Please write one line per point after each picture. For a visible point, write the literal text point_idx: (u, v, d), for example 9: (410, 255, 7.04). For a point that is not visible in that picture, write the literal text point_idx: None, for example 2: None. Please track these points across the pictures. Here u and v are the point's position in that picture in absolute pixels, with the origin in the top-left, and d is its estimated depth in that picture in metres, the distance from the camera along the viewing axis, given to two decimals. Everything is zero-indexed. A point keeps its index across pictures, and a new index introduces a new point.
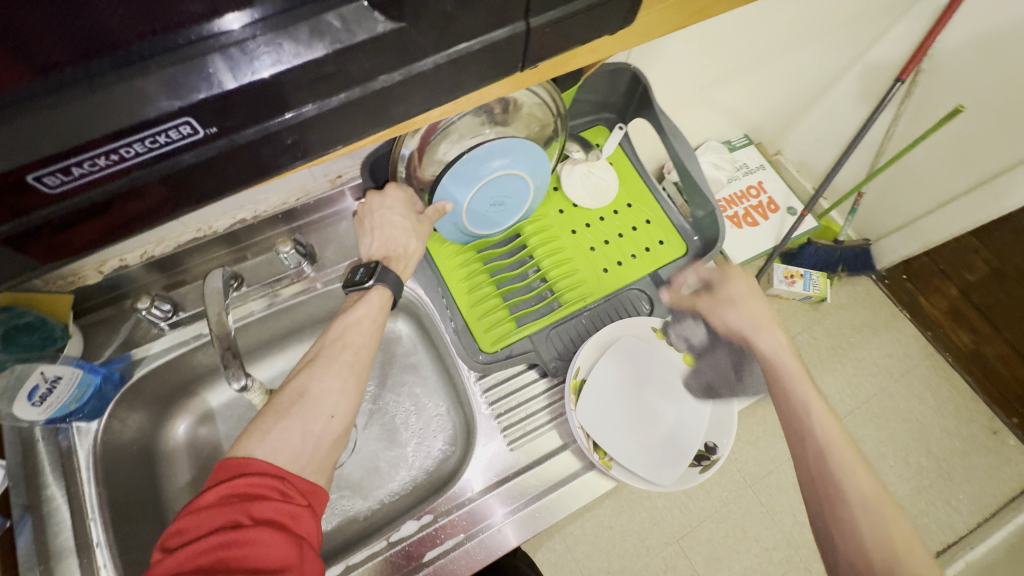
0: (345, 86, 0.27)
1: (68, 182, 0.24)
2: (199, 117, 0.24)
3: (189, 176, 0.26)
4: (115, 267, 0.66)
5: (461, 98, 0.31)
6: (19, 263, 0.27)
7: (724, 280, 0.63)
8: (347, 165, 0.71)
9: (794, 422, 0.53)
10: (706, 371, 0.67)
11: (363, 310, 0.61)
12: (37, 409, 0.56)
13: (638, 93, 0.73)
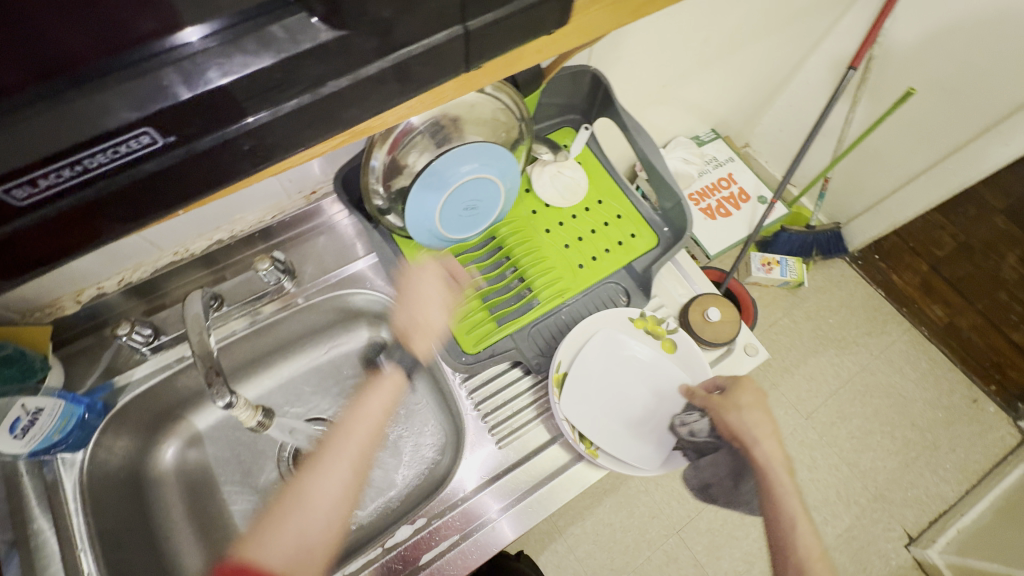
0: (296, 92, 0.28)
1: (37, 194, 0.25)
2: (160, 127, 0.25)
3: (152, 185, 0.27)
4: (93, 295, 0.66)
5: (414, 100, 0.33)
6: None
7: (740, 391, 0.66)
8: (320, 180, 0.73)
9: (779, 520, 0.62)
10: (705, 472, 0.66)
11: (378, 399, 0.67)
12: (19, 443, 0.55)
13: (600, 93, 0.76)
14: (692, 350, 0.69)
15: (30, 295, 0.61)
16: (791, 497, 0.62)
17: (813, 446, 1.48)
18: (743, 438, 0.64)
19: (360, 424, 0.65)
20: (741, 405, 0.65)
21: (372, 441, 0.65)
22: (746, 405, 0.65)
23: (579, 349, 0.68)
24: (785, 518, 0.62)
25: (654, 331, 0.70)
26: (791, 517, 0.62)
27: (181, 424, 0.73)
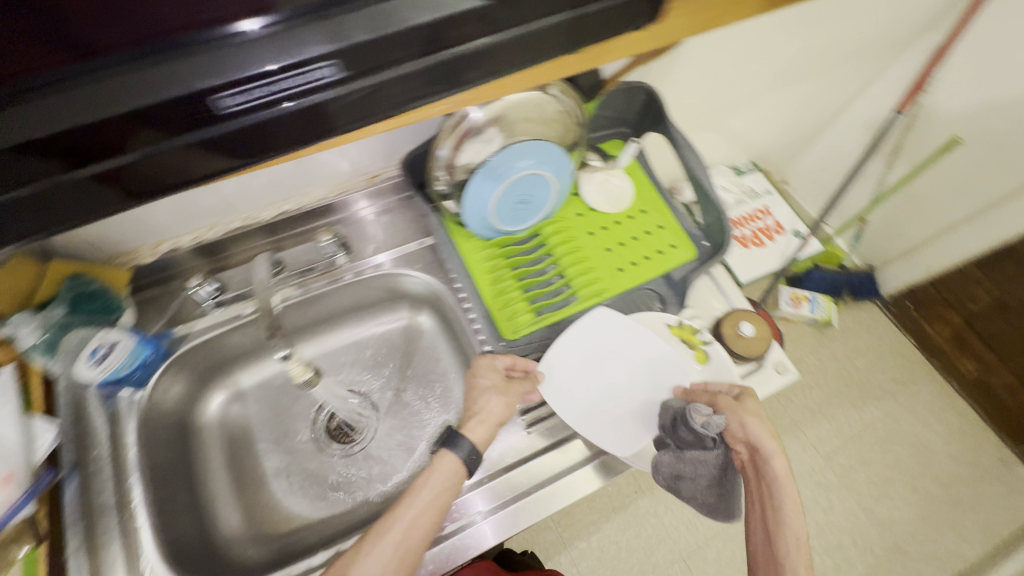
0: (435, 50, 0.37)
1: (249, 101, 0.35)
2: (337, 64, 0.35)
3: (319, 105, 0.37)
4: (169, 249, 0.72)
5: (518, 73, 0.42)
6: (189, 167, 0.38)
7: (750, 402, 0.64)
8: (383, 164, 0.78)
9: (785, 540, 0.55)
10: (682, 466, 0.59)
11: (432, 480, 0.59)
12: (94, 370, 0.60)
13: (652, 111, 0.80)
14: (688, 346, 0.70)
15: (118, 240, 0.67)
16: (792, 515, 0.56)
17: (830, 488, 1.45)
18: (749, 442, 0.60)
19: (404, 503, 0.57)
20: (754, 412, 0.61)
21: (428, 521, 0.57)
22: (761, 416, 0.61)
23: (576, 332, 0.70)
24: (780, 537, 0.55)
25: (690, 341, 0.71)
26: (799, 540, 0.54)
27: (227, 378, 0.78)
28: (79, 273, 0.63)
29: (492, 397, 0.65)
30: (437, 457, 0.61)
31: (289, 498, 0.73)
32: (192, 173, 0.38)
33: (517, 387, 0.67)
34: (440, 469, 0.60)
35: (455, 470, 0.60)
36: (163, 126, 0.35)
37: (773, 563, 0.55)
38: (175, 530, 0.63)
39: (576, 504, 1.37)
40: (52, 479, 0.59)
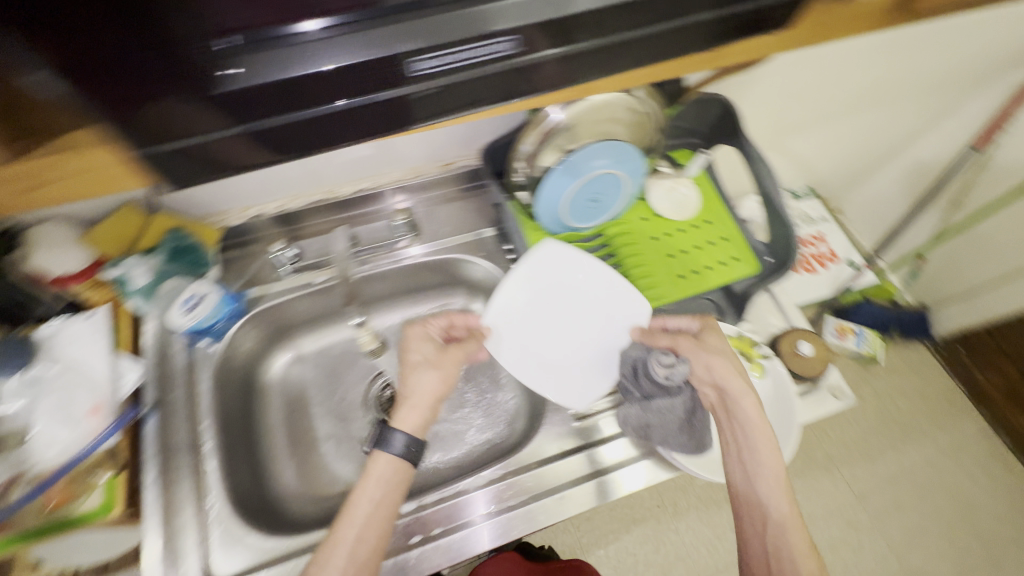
0: (596, 36, 0.40)
1: (434, 67, 0.38)
2: (516, 39, 0.38)
3: (489, 77, 0.40)
4: (254, 214, 0.77)
5: (664, 64, 0.44)
6: (365, 125, 0.41)
7: (710, 338, 0.67)
8: (458, 153, 0.81)
9: (760, 476, 0.59)
10: (650, 414, 0.64)
11: (371, 487, 0.58)
12: (184, 317, 0.65)
13: (727, 124, 0.79)
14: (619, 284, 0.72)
15: (213, 201, 0.72)
16: (767, 446, 0.60)
17: (862, 529, 1.39)
18: (719, 384, 0.63)
19: (349, 515, 0.56)
20: (717, 350, 0.65)
21: (379, 525, 0.56)
22: (725, 351, 0.65)
23: (514, 293, 0.73)
24: (756, 474, 0.60)
25: (747, 353, 0.70)
26: (775, 474, 0.59)
27: (290, 342, 0.81)
28: (178, 227, 0.68)
29: (422, 377, 0.64)
30: (373, 461, 0.60)
31: (336, 463, 0.76)
32: (365, 130, 0.41)
33: (452, 357, 0.67)
34: (379, 473, 0.59)
35: (396, 469, 0.59)
36: (330, 89, 0.37)
37: (751, 498, 0.60)
38: (239, 476, 0.67)
39: (596, 511, 1.37)
40: (135, 414, 0.65)
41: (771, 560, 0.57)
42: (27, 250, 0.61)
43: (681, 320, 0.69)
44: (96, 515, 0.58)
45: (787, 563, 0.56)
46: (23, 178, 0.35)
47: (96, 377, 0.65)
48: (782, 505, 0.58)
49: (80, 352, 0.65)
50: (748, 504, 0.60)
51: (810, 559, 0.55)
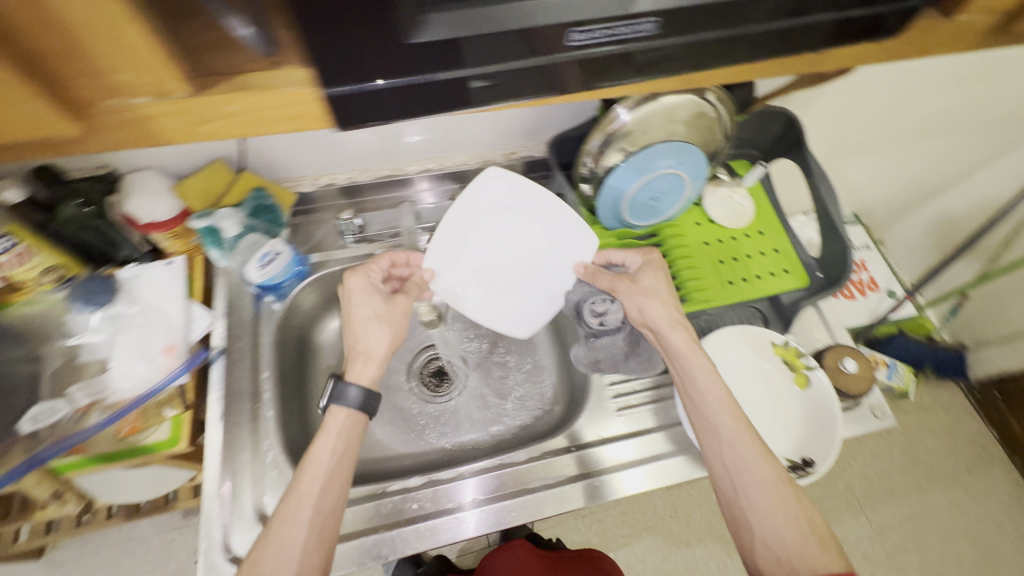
0: (745, 23, 0.34)
1: (577, 43, 0.32)
2: (662, 21, 0.32)
3: (621, 59, 0.34)
4: (326, 183, 0.81)
5: (798, 59, 0.39)
6: (468, 100, 0.34)
7: (648, 275, 0.71)
8: (523, 143, 0.84)
9: (705, 402, 0.61)
10: (597, 350, 0.73)
11: (331, 440, 0.60)
12: (258, 272, 0.68)
13: (788, 138, 0.80)
14: (563, 216, 0.69)
15: (291, 167, 0.76)
16: (704, 372, 0.62)
17: (876, 563, 1.37)
18: (655, 320, 0.67)
19: (311, 469, 0.57)
20: (651, 286, 0.69)
21: (340, 477, 0.58)
22: (656, 284, 0.69)
23: (451, 236, 0.70)
24: (702, 399, 0.62)
25: (791, 363, 0.71)
26: (717, 396, 0.61)
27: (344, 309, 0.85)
28: (261, 187, 0.72)
29: (376, 333, 0.67)
30: (330, 416, 0.62)
31: (379, 428, 0.79)
32: (462, 105, 0.35)
33: (397, 309, 0.70)
34: (338, 427, 0.61)
35: (352, 421, 0.62)
36: (445, 56, 0.31)
37: (706, 425, 0.61)
38: (290, 429, 0.70)
39: (610, 512, 1.38)
40: (204, 357, 0.68)
41: (731, 475, 0.58)
42: (126, 196, 0.65)
43: (622, 256, 0.72)
44: (163, 447, 0.65)
45: (746, 476, 0.57)
46: (198, 112, 0.30)
47: (170, 321, 0.69)
48: (733, 421, 0.59)
49: (158, 296, 0.70)
50: (705, 431, 0.61)
51: (767, 467, 0.57)
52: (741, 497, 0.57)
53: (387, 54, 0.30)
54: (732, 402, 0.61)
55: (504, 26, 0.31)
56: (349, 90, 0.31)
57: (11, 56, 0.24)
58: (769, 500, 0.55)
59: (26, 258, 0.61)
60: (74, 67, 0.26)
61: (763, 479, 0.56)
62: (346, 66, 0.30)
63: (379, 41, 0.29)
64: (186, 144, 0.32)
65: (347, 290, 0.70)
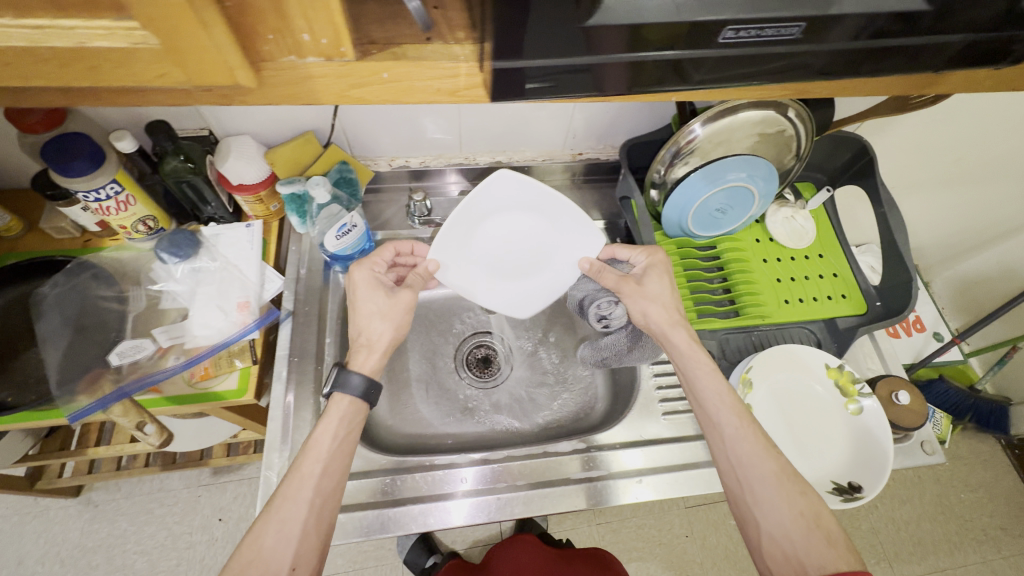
0: (871, 36, 0.35)
1: (731, 39, 0.33)
2: (806, 27, 0.33)
3: (749, 60, 0.36)
4: (400, 164, 0.84)
5: (910, 74, 0.39)
6: (600, 87, 0.37)
7: (652, 276, 0.70)
8: (592, 145, 0.86)
9: (706, 402, 0.62)
10: (601, 349, 0.78)
11: (332, 425, 0.58)
12: (335, 241, 0.71)
13: (858, 164, 0.80)
14: (573, 212, 0.68)
15: (370, 147, 0.80)
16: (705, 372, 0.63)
17: None
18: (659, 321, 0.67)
19: (312, 451, 0.57)
20: (656, 286, 0.69)
21: (341, 462, 0.57)
22: (661, 284, 0.69)
23: (461, 226, 0.68)
24: (704, 398, 0.63)
25: (844, 388, 0.70)
26: (718, 394, 0.62)
27: None
28: (345, 161, 0.76)
29: (382, 325, 0.65)
30: (332, 401, 0.60)
31: (424, 405, 0.81)
32: (591, 88, 0.37)
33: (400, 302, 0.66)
34: (340, 413, 0.59)
35: (355, 409, 0.60)
36: (597, 44, 0.33)
37: (710, 424, 0.62)
38: None
39: (625, 523, 1.36)
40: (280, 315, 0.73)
41: (736, 469, 0.58)
42: (222, 158, 0.69)
43: (629, 253, 0.72)
44: (231, 396, 0.68)
45: (751, 471, 0.57)
46: (357, 75, 0.33)
47: (246, 280, 0.72)
48: (733, 418, 0.60)
49: (236, 255, 0.74)
50: (710, 431, 0.62)
51: (772, 461, 0.57)
52: (746, 493, 0.57)
53: (557, 38, 0.32)
54: (735, 400, 0.62)
55: (669, 19, 0.31)
56: (507, 63, 0.33)
57: (222, 10, 0.27)
58: (776, 494, 0.56)
59: (128, 205, 0.67)
60: (267, 24, 0.29)
61: (767, 472, 0.57)
62: (515, 43, 0.31)
63: (551, 21, 0.31)
64: (335, 104, 0.35)
65: (354, 280, 0.68)
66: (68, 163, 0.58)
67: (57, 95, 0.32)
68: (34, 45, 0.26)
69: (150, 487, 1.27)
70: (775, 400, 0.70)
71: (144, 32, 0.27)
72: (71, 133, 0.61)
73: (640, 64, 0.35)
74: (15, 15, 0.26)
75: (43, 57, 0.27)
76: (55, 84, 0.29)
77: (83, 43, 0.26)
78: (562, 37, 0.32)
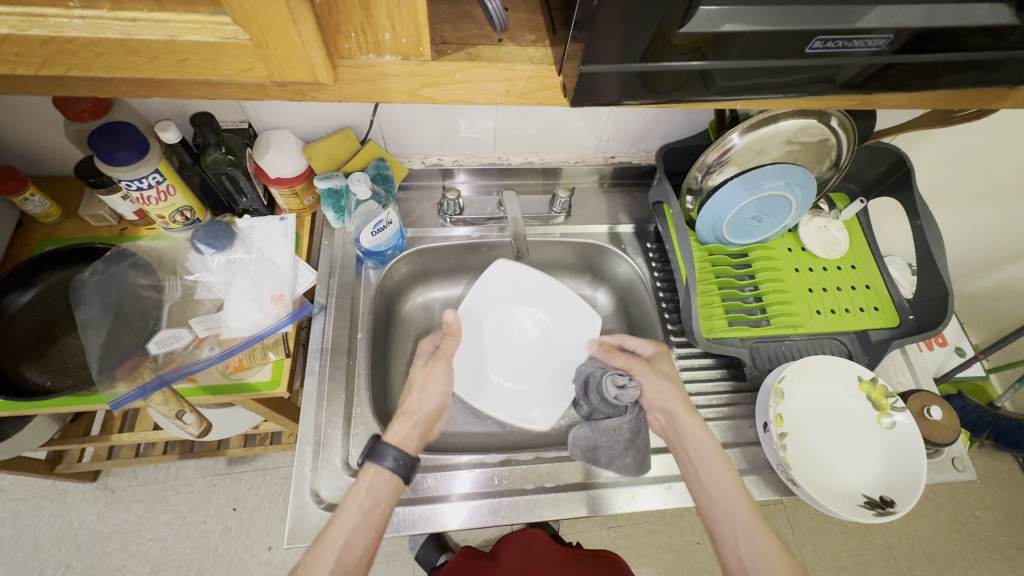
0: (945, 49, 0.35)
1: (818, 49, 0.34)
2: (892, 39, 0.34)
3: (825, 67, 0.36)
4: (433, 162, 0.84)
5: (978, 84, 0.39)
6: (668, 91, 0.37)
7: (660, 360, 0.70)
8: (625, 149, 0.86)
9: (718, 493, 0.60)
10: (599, 436, 0.64)
11: (360, 496, 0.56)
12: (369, 237, 0.71)
13: (895, 175, 0.79)
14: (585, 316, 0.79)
15: (404, 144, 0.80)
16: (713, 460, 0.61)
17: None
18: (665, 404, 0.66)
19: (338, 520, 0.55)
20: (662, 372, 0.68)
21: (366, 538, 0.55)
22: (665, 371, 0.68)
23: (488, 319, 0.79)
24: (714, 489, 0.60)
25: (876, 401, 0.69)
26: (730, 485, 0.59)
27: (428, 285, 0.88)
28: (381, 158, 0.76)
29: (421, 394, 0.65)
30: (365, 471, 0.58)
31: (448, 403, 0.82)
32: (661, 92, 0.37)
33: (439, 371, 0.66)
34: (368, 484, 0.57)
35: (386, 480, 0.58)
36: (672, 50, 0.33)
37: (721, 518, 0.59)
38: (375, 391, 0.73)
39: (635, 529, 1.35)
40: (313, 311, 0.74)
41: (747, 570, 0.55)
42: (262, 151, 0.68)
43: (636, 341, 0.73)
44: (265, 387, 0.69)
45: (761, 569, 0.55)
46: (429, 75, 0.34)
47: (280, 273, 0.72)
48: (747, 514, 0.58)
49: (270, 248, 0.74)
50: (721, 526, 0.59)
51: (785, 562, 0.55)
52: None
53: (633, 44, 0.32)
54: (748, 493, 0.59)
55: (746, 28, 0.32)
56: (599, 67, 0.33)
57: (312, 6, 0.27)
58: None
59: (168, 195, 0.67)
60: (352, 22, 0.29)
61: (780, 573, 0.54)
62: (599, 50, 0.32)
63: (634, 29, 0.31)
64: (404, 102, 0.36)
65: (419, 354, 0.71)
66: (113, 152, 0.59)
67: (134, 86, 0.32)
68: (129, 37, 0.27)
69: (165, 475, 1.27)
70: (808, 407, 0.69)
71: (236, 27, 0.27)
72: (117, 122, 0.62)
73: (670, 73, 0.35)
74: (113, 8, 0.26)
75: (136, 48, 0.28)
76: (140, 74, 0.30)
77: (175, 36, 0.27)
78: (636, 41, 0.32)
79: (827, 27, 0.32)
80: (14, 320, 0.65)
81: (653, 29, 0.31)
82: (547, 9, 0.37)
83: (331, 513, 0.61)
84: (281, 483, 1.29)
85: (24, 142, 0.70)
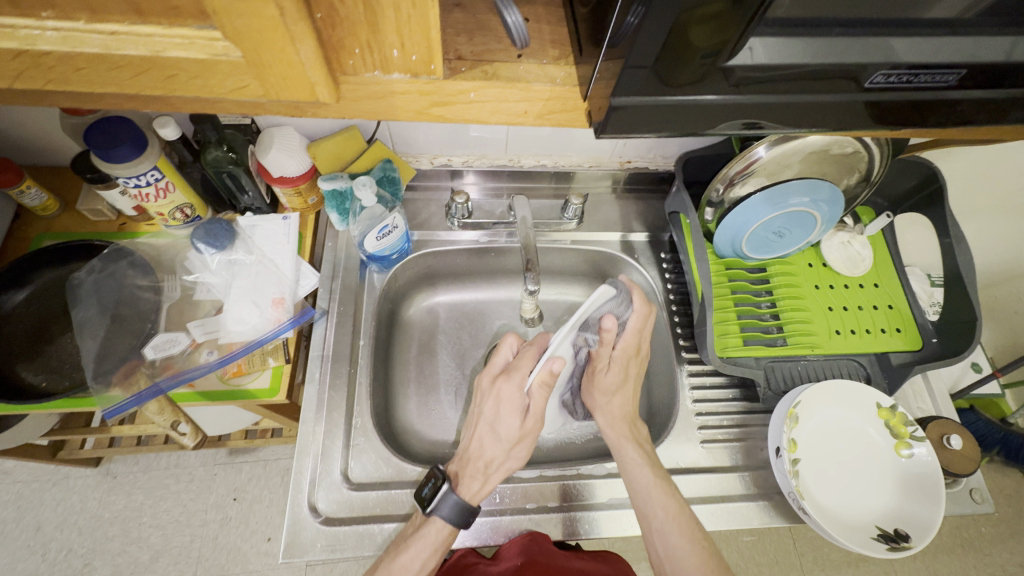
0: (1010, 82, 0.32)
1: (879, 84, 0.32)
2: (965, 74, 0.31)
3: (884, 99, 0.33)
4: (442, 163, 0.81)
5: None
6: (698, 120, 0.34)
7: (617, 367, 0.63)
8: (642, 154, 0.82)
9: (645, 502, 0.58)
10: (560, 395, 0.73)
11: (424, 553, 0.55)
12: (374, 242, 0.69)
13: (926, 191, 0.75)
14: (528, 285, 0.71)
15: (412, 143, 0.77)
16: (641, 465, 0.60)
17: None
18: (613, 406, 0.64)
19: None
20: (624, 371, 0.64)
21: None
22: (627, 372, 0.64)
23: None
24: (641, 501, 0.59)
25: (895, 429, 0.67)
26: (655, 493, 0.58)
27: (432, 289, 0.86)
28: (389, 159, 0.73)
29: (495, 434, 0.58)
30: (429, 521, 0.56)
31: (450, 411, 0.78)
32: (688, 125, 0.34)
33: (530, 432, 0.59)
34: (434, 541, 0.55)
35: (450, 536, 0.56)
36: (707, 75, 0.30)
37: (649, 529, 0.58)
38: (376, 402, 0.71)
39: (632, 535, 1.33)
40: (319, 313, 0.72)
41: (664, 564, 0.57)
42: (265, 149, 0.66)
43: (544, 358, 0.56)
44: (263, 394, 0.67)
45: (677, 563, 0.56)
46: (441, 93, 0.32)
47: (281, 275, 0.70)
48: (669, 517, 0.57)
49: (272, 248, 0.71)
50: (646, 536, 0.58)
51: (696, 543, 0.57)
52: None
53: (674, 69, 0.29)
54: (674, 494, 0.59)
55: (792, 58, 0.29)
56: (633, 100, 0.31)
57: (312, 22, 0.25)
58: None
59: (167, 192, 0.64)
60: (357, 38, 0.27)
61: (694, 567, 0.56)
62: (633, 78, 0.30)
63: (669, 48, 0.28)
64: (412, 121, 0.33)
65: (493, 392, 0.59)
66: (109, 149, 0.56)
67: (119, 99, 0.30)
68: (108, 52, 0.24)
69: (167, 462, 1.28)
70: (824, 433, 0.67)
71: (227, 43, 0.25)
72: (112, 116, 0.59)
73: (697, 104, 0.32)
74: (91, 20, 0.24)
75: (117, 64, 0.25)
76: (124, 90, 0.27)
77: (160, 52, 0.25)
78: (675, 68, 0.29)
79: (876, 60, 0.30)
80: (9, 318, 0.63)
81: (681, 24, 0.26)
82: (573, 25, 0.35)
83: (328, 528, 0.59)
84: (281, 474, 1.29)
85: (22, 134, 0.68)
